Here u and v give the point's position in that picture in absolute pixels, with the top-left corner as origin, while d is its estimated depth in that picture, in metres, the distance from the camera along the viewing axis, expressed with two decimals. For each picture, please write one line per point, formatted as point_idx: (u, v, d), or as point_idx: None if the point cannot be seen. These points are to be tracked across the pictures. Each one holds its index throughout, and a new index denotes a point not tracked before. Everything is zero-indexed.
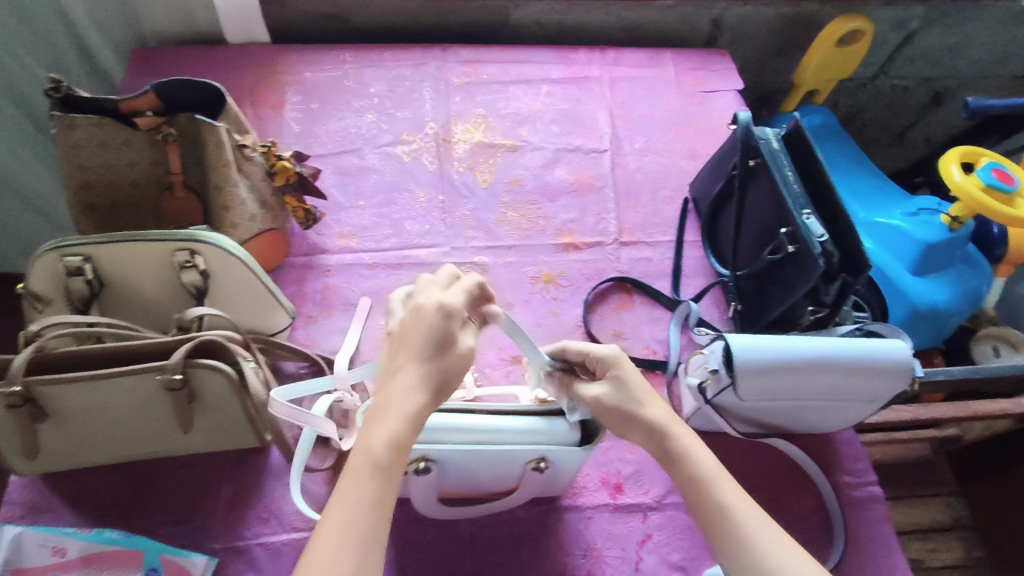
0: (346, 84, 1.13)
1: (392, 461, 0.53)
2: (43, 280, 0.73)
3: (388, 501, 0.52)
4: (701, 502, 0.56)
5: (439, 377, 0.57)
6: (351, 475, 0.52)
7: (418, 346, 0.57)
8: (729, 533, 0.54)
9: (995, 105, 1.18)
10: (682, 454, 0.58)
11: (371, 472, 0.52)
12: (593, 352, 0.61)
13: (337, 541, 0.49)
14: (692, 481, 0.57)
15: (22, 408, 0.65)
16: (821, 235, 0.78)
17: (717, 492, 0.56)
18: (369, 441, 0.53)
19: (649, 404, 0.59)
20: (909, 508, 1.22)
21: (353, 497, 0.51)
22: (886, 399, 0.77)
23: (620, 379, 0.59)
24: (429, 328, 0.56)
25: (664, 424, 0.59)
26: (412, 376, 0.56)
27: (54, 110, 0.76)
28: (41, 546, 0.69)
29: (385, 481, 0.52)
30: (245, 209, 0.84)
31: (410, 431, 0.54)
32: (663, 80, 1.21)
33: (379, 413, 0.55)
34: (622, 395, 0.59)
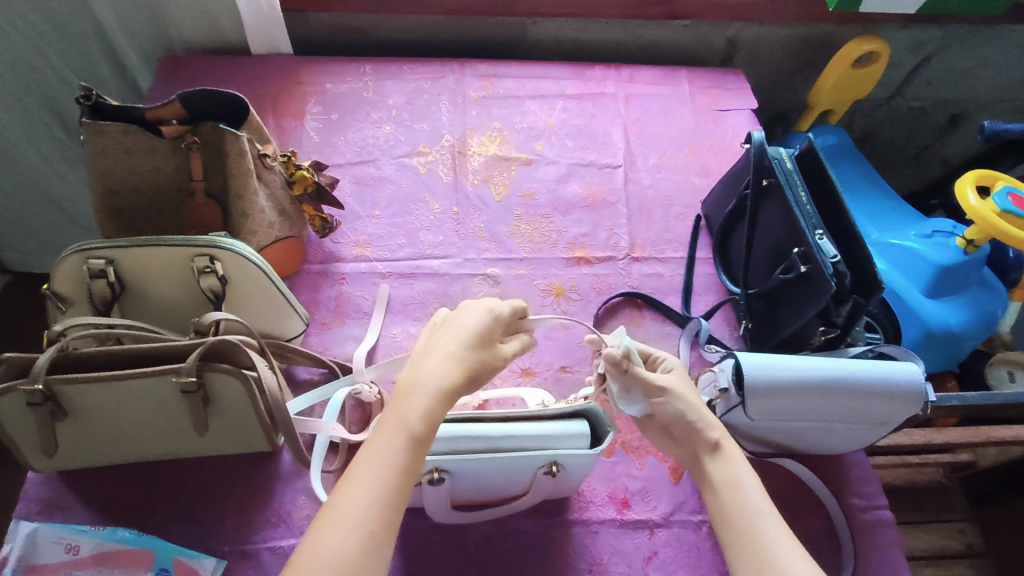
0: (365, 96, 1.15)
1: (424, 433, 0.55)
2: (67, 282, 0.75)
3: (415, 470, 0.54)
4: (732, 497, 0.59)
5: (481, 365, 0.61)
6: (382, 440, 0.54)
7: (468, 333, 0.62)
8: (747, 525, 0.56)
9: (1011, 129, 1.17)
10: (721, 452, 0.62)
11: (403, 442, 0.54)
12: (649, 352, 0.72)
13: (367, 500, 0.51)
14: (719, 477, 0.61)
15: (42, 406, 0.67)
16: (834, 256, 0.78)
17: (748, 494, 0.59)
18: (404, 412, 0.55)
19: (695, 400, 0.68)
20: (920, 533, 1.21)
21: (384, 460, 0.53)
22: (897, 424, 0.76)
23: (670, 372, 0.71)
24: (480, 322, 0.63)
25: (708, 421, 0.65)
26: (458, 356, 0.59)
27: (83, 118, 0.78)
28: (56, 543, 0.70)
29: (416, 452, 0.54)
30: (264, 217, 0.86)
31: (444, 408, 0.57)
32: (678, 97, 1.22)
33: (418, 385, 0.57)
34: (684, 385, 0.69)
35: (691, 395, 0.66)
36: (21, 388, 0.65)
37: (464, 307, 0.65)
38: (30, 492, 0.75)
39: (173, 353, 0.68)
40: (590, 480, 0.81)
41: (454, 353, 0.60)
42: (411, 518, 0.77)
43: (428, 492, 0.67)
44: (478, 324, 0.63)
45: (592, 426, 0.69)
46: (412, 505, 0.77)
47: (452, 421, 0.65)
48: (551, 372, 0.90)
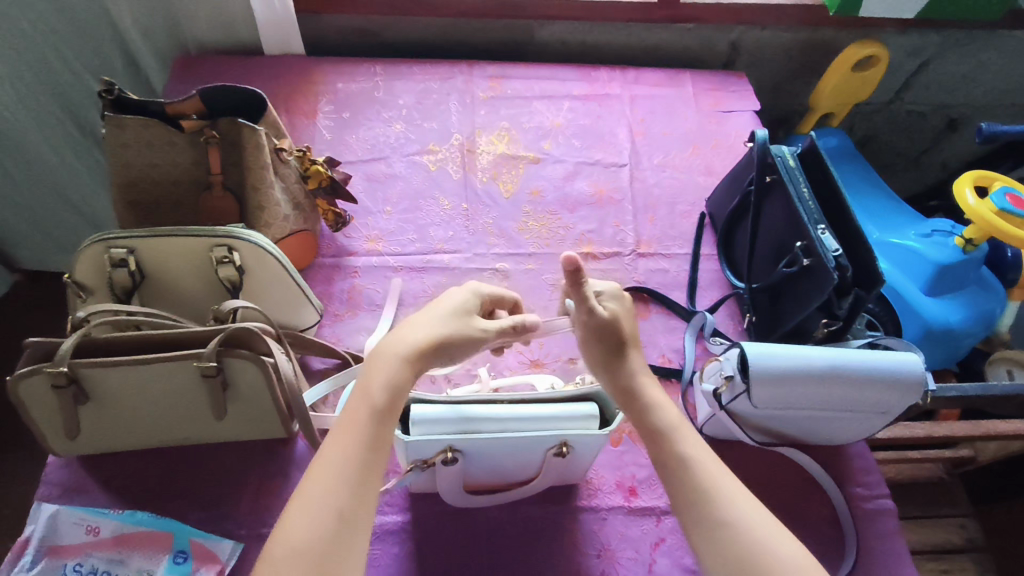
0: (376, 96, 1.18)
1: (387, 404, 0.57)
2: (89, 271, 0.77)
3: (384, 444, 0.56)
4: (683, 477, 0.60)
5: (457, 338, 0.63)
6: (348, 422, 0.56)
7: (445, 306, 0.65)
8: (706, 512, 0.58)
9: (1008, 130, 1.20)
10: (668, 431, 0.63)
11: (366, 415, 0.56)
12: (596, 284, 0.70)
13: (330, 479, 0.53)
14: (675, 458, 0.61)
15: (66, 389, 0.68)
16: (836, 250, 0.80)
17: (698, 470, 0.60)
18: (366, 388, 0.58)
19: (636, 349, 0.69)
20: (922, 528, 1.22)
21: (343, 444, 0.55)
22: (897, 413, 0.78)
23: (625, 312, 0.69)
24: (461, 300, 0.67)
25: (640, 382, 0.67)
26: (431, 325, 0.62)
27: (106, 111, 0.81)
28: (76, 524, 0.72)
29: (381, 424, 0.56)
30: (280, 210, 0.88)
31: (410, 378, 0.59)
32: (682, 99, 1.24)
33: (386, 355, 0.60)
34: (608, 333, 0.68)
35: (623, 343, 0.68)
36: (46, 371, 0.67)
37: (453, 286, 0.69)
38: (51, 476, 0.77)
39: (193, 340, 0.70)
40: (597, 468, 0.83)
41: (427, 322, 0.63)
42: (423, 504, 0.78)
43: (441, 473, 0.69)
44: (461, 301, 0.66)
45: (601, 409, 0.71)
46: (425, 491, 0.79)
47: (467, 401, 0.67)
48: (559, 364, 0.91)
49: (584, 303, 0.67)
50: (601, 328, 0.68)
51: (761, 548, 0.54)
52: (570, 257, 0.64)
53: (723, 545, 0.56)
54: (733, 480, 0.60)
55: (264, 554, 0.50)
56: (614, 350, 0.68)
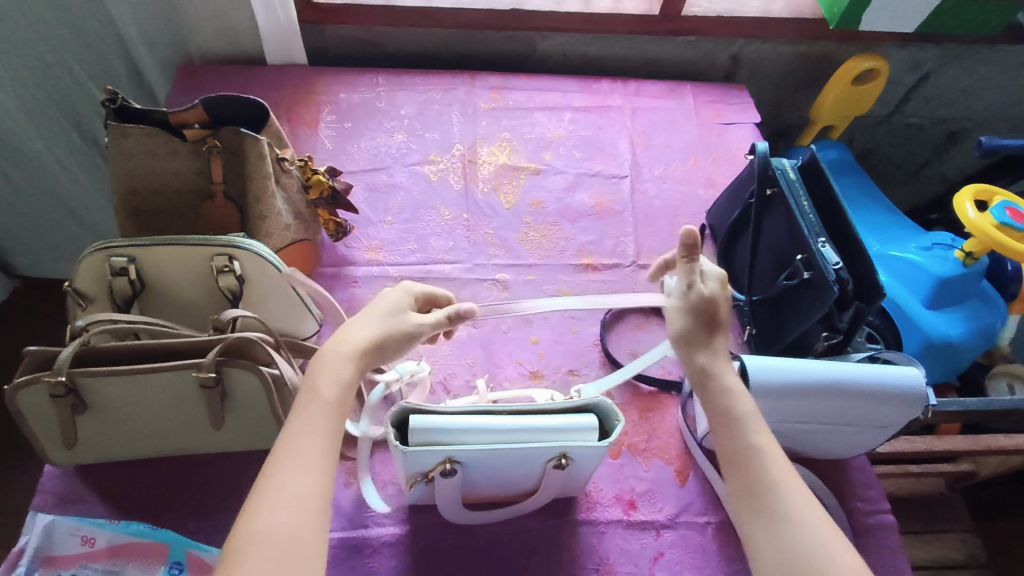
0: (378, 106, 1.18)
1: (337, 399, 0.59)
2: (89, 279, 0.77)
3: (333, 434, 0.57)
4: (750, 469, 0.59)
5: (391, 337, 0.65)
6: (303, 416, 0.57)
7: (382, 306, 0.67)
8: (769, 505, 0.56)
9: (1009, 144, 1.20)
10: (746, 420, 0.62)
11: (320, 408, 0.58)
12: (705, 264, 0.70)
13: (291, 469, 0.53)
14: (744, 448, 0.60)
15: (65, 398, 0.68)
16: (836, 263, 0.80)
17: (767, 462, 0.59)
18: (316, 383, 0.59)
19: (725, 333, 0.68)
20: (923, 543, 1.21)
21: (301, 435, 0.56)
22: (899, 426, 0.78)
23: (725, 295, 0.68)
24: (398, 298, 0.69)
25: (722, 366, 0.66)
26: (368, 325, 0.64)
27: (109, 120, 0.81)
28: (72, 535, 0.71)
29: (331, 417, 0.58)
30: (281, 219, 0.88)
31: (354, 376, 0.61)
32: (683, 111, 1.25)
33: (330, 353, 0.61)
34: (704, 313, 0.67)
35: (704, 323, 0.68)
36: (45, 380, 0.67)
37: (390, 286, 0.71)
38: (47, 485, 0.77)
39: (192, 349, 0.70)
40: (597, 481, 0.83)
41: (366, 322, 0.65)
42: (420, 517, 0.78)
43: (441, 486, 0.68)
44: (397, 299, 0.68)
45: (601, 420, 0.71)
46: (423, 503, 0.78)
47: (465, 413, 0.66)
48: (559, 375, 0.91)
49: (688, 278, 0.68)
50: (700, 307, 0.67)
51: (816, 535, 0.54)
52: (690, 231, 0.65)
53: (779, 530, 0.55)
54: (794, 472, 0.59)
55: (229, 547, 0.49)
56: (704, 332, 0.67)
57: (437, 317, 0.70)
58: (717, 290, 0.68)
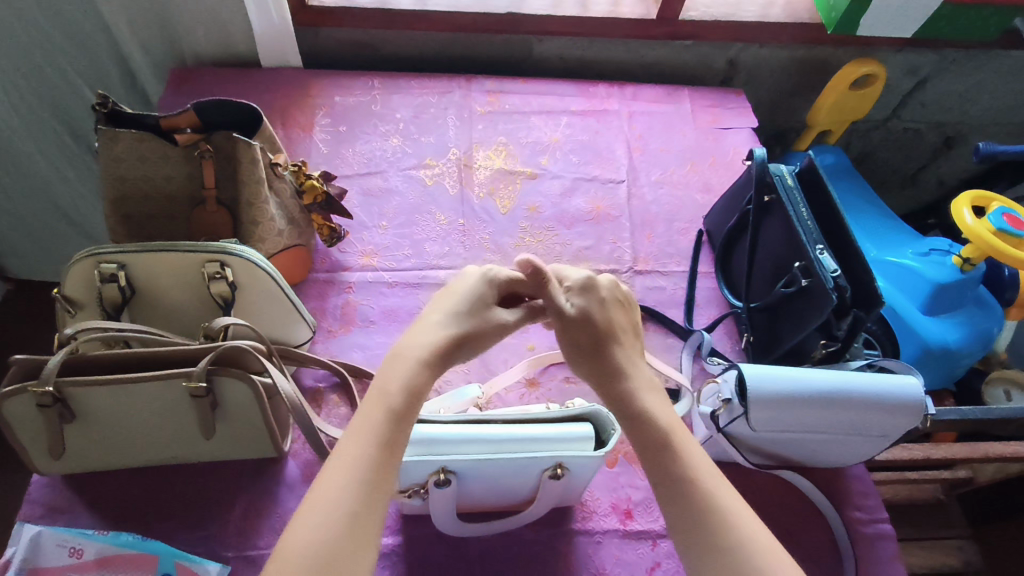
0: (373, 109, 1.17)
1: (407, 403, 0.56)
2: (78, 286, 0.75)
3: (396, 443, 0.54)
4: (685, 497, 0.56)
5: (475, 332, 0.66)
6: (362, 422, 0.54)
7: (460, 299, 0.67)
8: (711, 535, 0.54)
9: (1005, 149, 1.20)
10: (667, 443, 0.60)
11: (383, 414, 0.55)
12: (568, 277, 0.72)
13: (342, 482, 0.50)
14: (670, 475, 0.58)
15: (51, 408, 0.67)
16: (835, 271, 0.79)
17: (699, 486, 0.57)
18: (385, 385, 0.57)
19: (621, 345, 0.67)
20: (920, 550, 1.21)
21: (357, 445, 0.53)
22: (897, 437, 0.77)
23: (597, 305, 0.69)
24: (478, 288, 0.69)
25: (630, 385, 0.64)
26: (448, 323, 0.65)
27: (100, 124, 0.80)
28: (58, 546, 0.70)
29: (397, 423, 0.55)
30: (274, 225, 0.87)
31: (432, 378, 0.60)
32: (680, 115, 1.24)
33: (407, 353, 0.61)
34: (585, 329, 0.68)
35: (594, 336, 0.67)
36: (31, 390, 0.65)
37: (467, 272, 0.71)
38: (35, 495, 0.75)
39: (182, 358, 0.69)
40: (592, 490, 0.82)
41: (447, 318, 0.65)
42: (415, 527, 0.77)
43: (435, 497, 0.67)
44: (478, 291, 0.68)
45: (597, 430, 0.70)
46: (418, 513, 0.77)
47: (459, 421, 0.65)
48: (555, 383, 0.91)
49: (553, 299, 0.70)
50: (578, 323, 0.68)
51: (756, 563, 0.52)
52: (527, 258, 0.69)
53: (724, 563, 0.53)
54: (735, 497, 0.57)
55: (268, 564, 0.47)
56: (594, 348, 0.67)
57: (518, 312, 0.70)
58: (582, 303, 0.69)
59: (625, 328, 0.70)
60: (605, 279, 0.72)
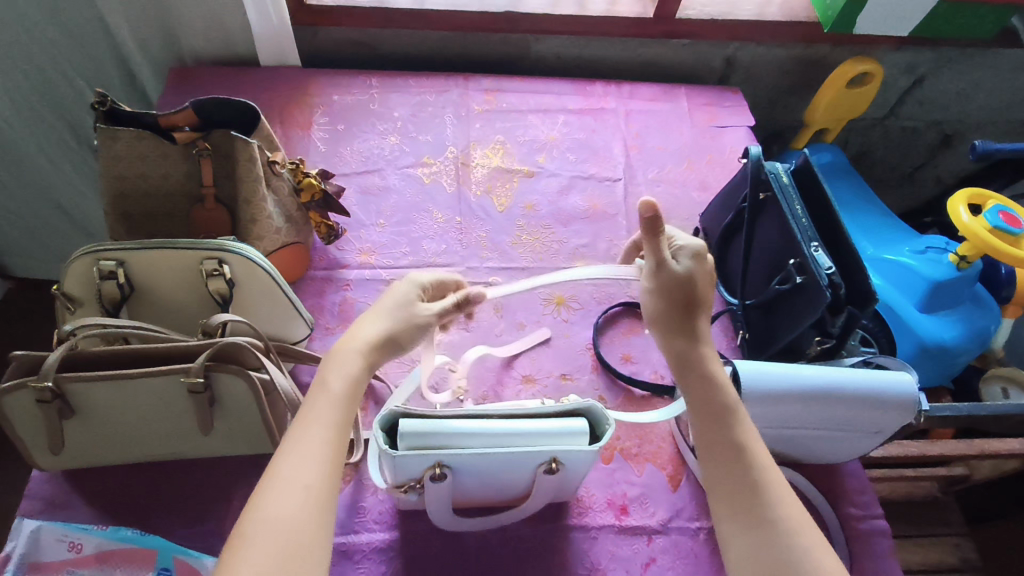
0: (371, 108, 1.18)
1: (347, 391, 0.61)
2: (77, 283, 0.76)
3: (343, 424, 0.59)
4: (737, 466, 0.61)
5: (404, 330, 0.68)
6: (311, 409, 0.59)
7: (387, 301, 0.70)
8: (753, 504, 0.59)
9: (1002, 147, 1.20)
10: (731, 415, 0.65)
11: (329, 401, 0.60)
12: (679, 239, 0.74)
13: (299, 460, 0.55)
14: (728, 442, 0.63)
15: (51, 403, 0.68)
16: (830, 267, 0.80)
17: (754, 460, 0.61)
18: (325, 378, 0.61)
19: (705, 315, 0.73)
20: (916, 547, 1.22)
21: (310, 428, 0.57)
22: (892, 433, 0.78)
23: (701, 273, 0.72)
24: (405, 292, 0.71)
25: (703, 351, 0.70)
26: (378, 322, 0.67)
27: (98, 123, 0.81)
28: (58, 541, 0.70)
29: (344, 408, 0.60)
30: (272, 222, 0.87)
31: (365, 371, 0.64)
32: (677, 114, 1.25)
33: (342, 350, 0.64)
34: (680, 292, 0.71)
35: (684, 300, 0.71)
36: (31, 386, 0.66)
37: (397, 279, 0.73)
38: (35, 490, 0.76)
39: (181, 354, 0.69)
40: (588, 486, 0.82)
41: (376, 317, 0.68)
42: (412, 522, 0.77)
43: (430, 491, 0.67)
44: (404, 293, 0.70)
45: (592, 425, 0.71)
46: (415, 508, 0.78)
47: (454, 416, 0.66)
48: (551, 380, 0.91)
49: (660, 257, 0.71)
50: (672, 285, 0.71)
51: (806, 560, 0.54)
52: (650, 203, 0.66)
53: (776, 554, 0.55)
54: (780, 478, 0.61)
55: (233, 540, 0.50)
56: (684, 310, 0.71)
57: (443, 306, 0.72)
58: (691, 268, 0.72)
59: (710, 298, 0.74)
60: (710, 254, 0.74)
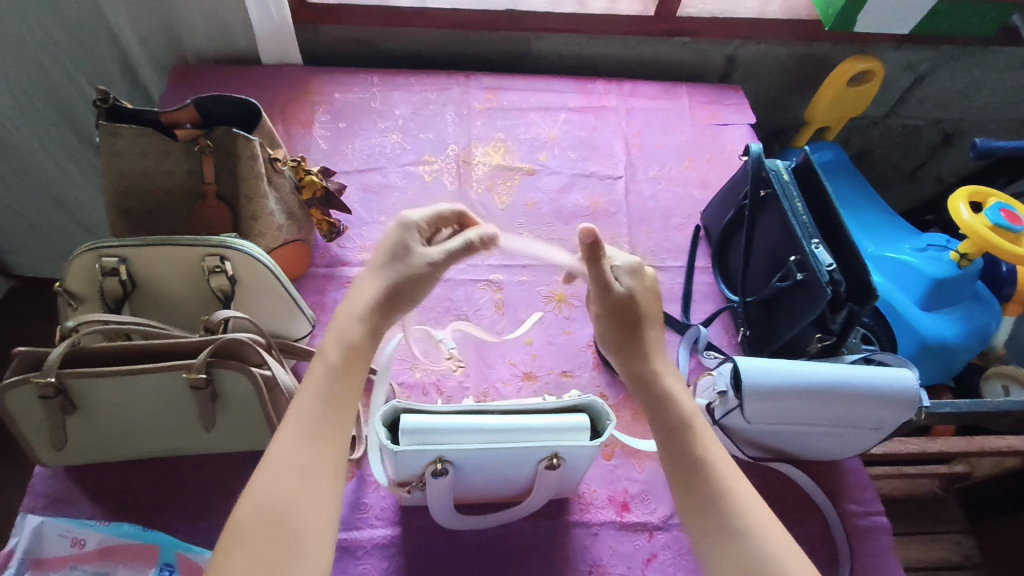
0: (373, 106, 1.18)
1: (345, 359, 0.60)
2: (79, 280, 0.76)
3: (343, 397, 0.58)
4: (697, 478, 0.59)
5: (404, 283, 0.67)
6: (309, 382, 0.58)
7: (381, 255, 0.69)
8: (718, 515, 0.57)
9: (1003, 145, 1.20)
10: (687, 426, 0.62)
11: (327, 372, 0.58)
12: (616, 259, 0.71)
13: (294, 440, 0.54)
14: (686, 455, 0.60)
15: (53, 399, 0.68)
16: (830, 264, 0.80)
17: (713, 470, 0.59)
18: (324, 349, 0.60)
19: (653, 329, 0.70)
20: (917, 544, 1.22)
21: (310, 404, 0.56)
22: (891, 429, 0.78)
23: (642, 289, 0.70)
24: (398, 238, 0.70)
25: (655, 367, 0.67)
26: (375, 282, 0.67)
27: (100, 120, 0.81)
28: (61, 536, 0.71)
29: (342, 377, 0.59)
30: (273, 219, 0.88)
31: (366, 334, 0.63)
32: (678, 112, 1.25)
33: (339, 318, 0.64)
34: (627, 311, 0.68)
35: (633, 317, 0.68)
36: (33, 381, 0.66)
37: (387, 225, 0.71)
38: (37, 486, 0.76)
39: (183, 350, 0.70)
40: (589, 482, 0.83)
41: (372, 277, 0.67)
42: (413, 519, 0.78)
43: (432, 487, 0.68)
44: (397, 241, 0.69)
45: (593, 421, 0.71)
46: (416, 504, 0.78)
47: (455, 412, 0.66)
48: (552, 377, 0.91)
49: (602, 278, 0.69)
50: (619, 305, 0.68)
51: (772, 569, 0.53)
52: (589, 230, 0.66)
53: (743, 564, 0.53)
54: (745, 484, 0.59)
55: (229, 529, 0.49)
56: (631, 329, 0.68)
57: (445, 246, 0.69)
58: (631, 285, 0.69)
59: (657, 313, 0.72)
60: (648, 268, 0.72)
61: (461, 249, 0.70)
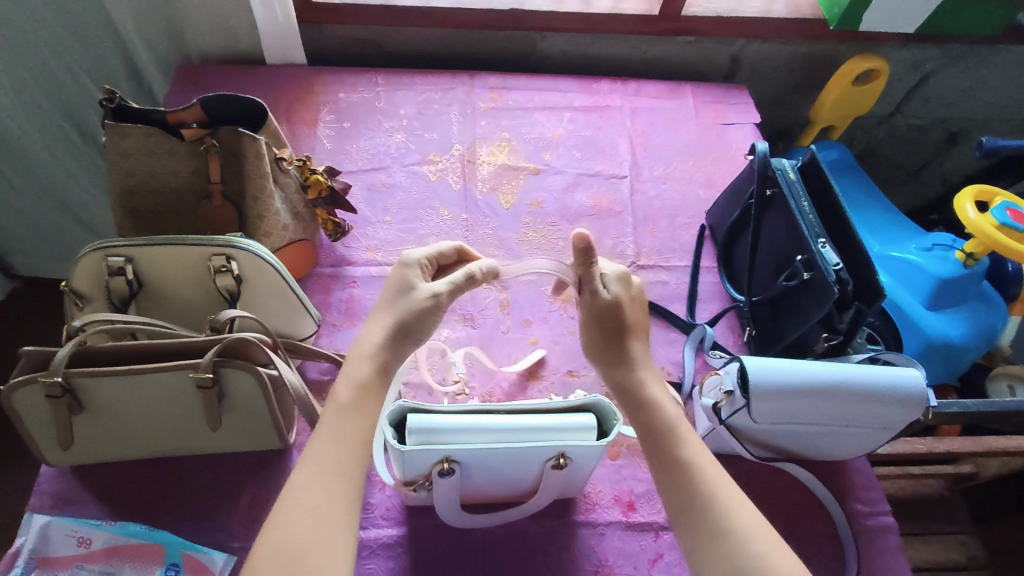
0: (378, 105, 1.18)
1: (354, 399, 0.60)
2: (85, 280, 0.76)
3: (355, 435, 0.59)
4: (681, 482, 0.60)
5: (411, 318, 0.66)
6: (323, 426, 0.59)
7: (386, 293, 0.69)
8: (702, 517, 0.57)
9: (1009, 144, 1.19)
10: (671, 434, 0.63)
11: (338, 415, 0.59)
12: (605, 267, 0.71)
13: (305, 481, 0.55)
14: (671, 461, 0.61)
15: (61, 399, 0.68)
16: (837, 263, 0.79)
17: (699, 477, 0.60)
18: (335, 392, 0.61)
19: (638, 340, 0.70)
20: (923, 544, 1.22)
21: (321, 445, 0.57)
22: (899, 428, 0.78)
23: (628, 298, 0.70)
24: (401, 276, 0.70)
25: (639, 375, 0.68)
26: (382, 319, 0.67)
27: (107, 119, 0.81)
28: (67, 536, 0.72)
29: (353, 417, 0.59)
30: (279, 219, 0.87)
31: (375, 372, 0.63)
32: (683, 111, 1.25)
33: (350, 358, 0.64)
34: (612, 319, 0.69)
35: (615, 323, 0.69)
36: (41, 380, 0.66)
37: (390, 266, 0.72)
38: (43, 486, 0.76)
39: (189, 350, 0.70)
40: (596, 482, 0.82)
41: (380, 315, 0.67)
42: (419, 518, 0.78)
43: (438, 486, 0.67)
44: (400, 279, 0.69)
45: (600, 421, 0.70)
46: (422, 504, 0.78)
47: (461, 412, 0.66)
48: (558, 377, 0.91)
49: (591, 285, 0.69)
50: (606, 311, 0.69)
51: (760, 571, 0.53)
52: (581, 237, 0.67)
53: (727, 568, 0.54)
54: (732, 485, 0.60)
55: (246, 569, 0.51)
56: (616, 338, 0.69)
57: (448, 279, 0.69)
58: (618, 293, 0.69)
59: (643, 321, 0.72)
60: (635, 278, 0.73)
61: (463, 281, 0.70)
